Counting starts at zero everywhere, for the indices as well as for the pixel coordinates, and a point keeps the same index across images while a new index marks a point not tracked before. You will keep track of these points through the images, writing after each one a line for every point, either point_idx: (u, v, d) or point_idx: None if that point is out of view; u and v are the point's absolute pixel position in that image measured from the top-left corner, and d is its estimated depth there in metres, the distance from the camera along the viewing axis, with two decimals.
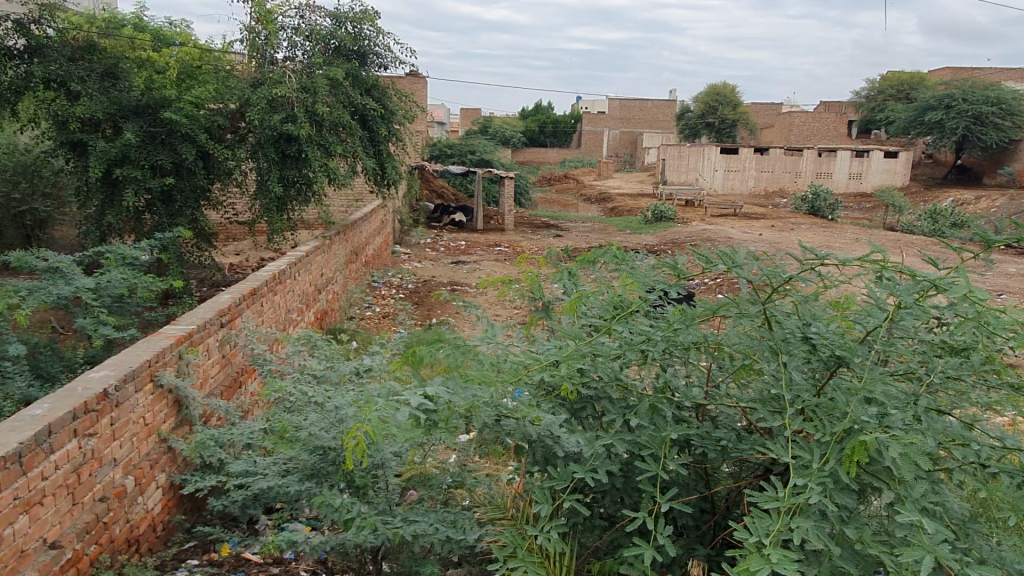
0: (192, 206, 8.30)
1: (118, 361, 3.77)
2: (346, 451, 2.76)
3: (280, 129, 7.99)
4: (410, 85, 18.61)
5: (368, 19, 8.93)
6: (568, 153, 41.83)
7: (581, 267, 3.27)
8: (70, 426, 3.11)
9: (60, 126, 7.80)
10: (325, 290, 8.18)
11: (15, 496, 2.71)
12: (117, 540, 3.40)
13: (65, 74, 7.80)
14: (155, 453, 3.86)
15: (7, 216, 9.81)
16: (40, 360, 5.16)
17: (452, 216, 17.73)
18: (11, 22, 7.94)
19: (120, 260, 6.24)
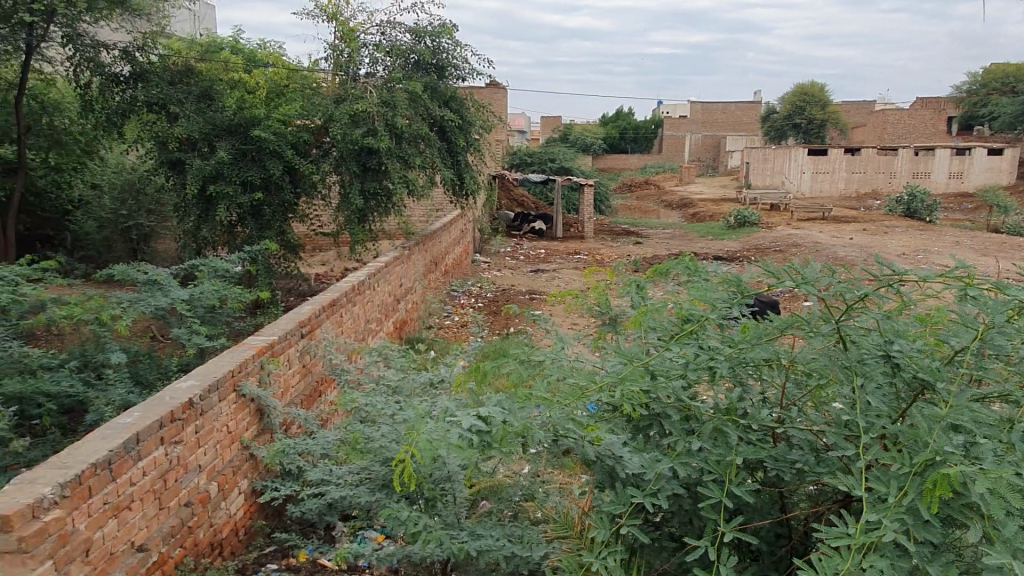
0: (280, 218, 8.62)
1: (203, 371, 3.94)
2: (398, 471, 2.76)
3: (361, 143, 8.18)
4: (490, 96, 18.81)
5: (446, 32, 9.04)
6: (649, 159, 41.29)
7: (654, 277, 3.15)
8: (157, 434, 3.25)
9: (160, 146, 8.34)
10: (405, 300, 8.35)
11: (105, 501, 2.87)
12: (201, 543, 3.55)
13: (165, 97, 8.28)
14: (237, 460, 4.01)
15: (115, 231, 10.53)
16: (139, 369, 5.45)
17: (532, 225, 17.78)
18: (118, 51, 8.60)
19: (214, 273, 6.52)
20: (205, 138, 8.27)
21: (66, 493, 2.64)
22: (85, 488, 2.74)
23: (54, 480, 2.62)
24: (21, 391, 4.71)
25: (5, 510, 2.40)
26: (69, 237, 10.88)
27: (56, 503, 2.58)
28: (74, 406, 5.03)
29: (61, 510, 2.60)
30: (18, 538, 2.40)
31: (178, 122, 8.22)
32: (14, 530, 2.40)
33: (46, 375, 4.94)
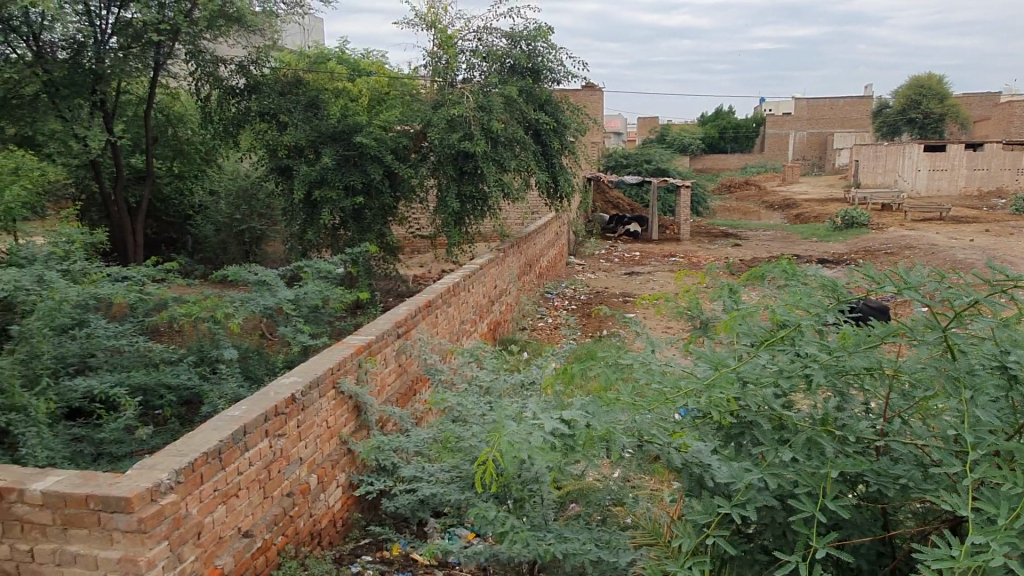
0: (380, 222, 8.90)
1: (304, 368, 4.14)
2: (481, 471, 2.84)
3: (458, 147, 8.34)
4: (586, 97, 18.74)
5: (541, 36, 9.08)
6: (750, 158, 40.00)
7: (749, 281, 3.06)
8: (262, 426, 3.44)
9: (271, 154, 8.78)
10: (499, 301, 8.44)
11: (215, 488, 3.06)
12: (302, 532, 3.72)
13: (275, 107, 8.70)
14: (335, 454, 4.19)
15: (230, 234, 11.23)
16: (250, 364, 5.78)
17: (627, 227, 17.60)
18: (235, 65, 9.20)
19: (318, 274, 6.82)
20: (311, 145, 8.64)
21: (180, 479, 2.83)
22: (197, 475, 2.93)
23: (169, 466, 2.81)
24: (145, 383, 5.08)
25: (126, 493, 2.60)
26: (190, 240, 11.67)
27: (171, 488, 2.77)
28: (191, 398, 5.38)
29: (176, 495, 2.79)
30: (138, 519, 2.60)
31: (287, 130, 8.65)
32: (134, 511, 2.60)
33: (166, 368, 5.31)
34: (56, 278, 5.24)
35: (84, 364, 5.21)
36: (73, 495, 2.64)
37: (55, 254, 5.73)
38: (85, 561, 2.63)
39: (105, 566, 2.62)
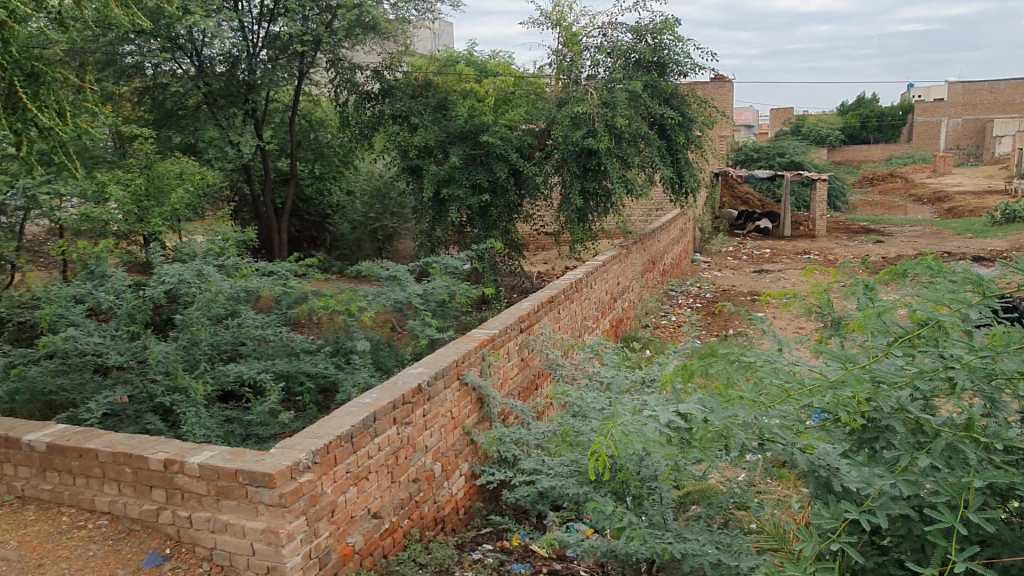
0: (505, 219, 9.05)
1: (431, 360, 4.31)
2: (595, 461, 2.89)
3: (582, 144, 8.32)
4: (715, 90, 18.15)
5: (668, 28, 8.88)
6: (896, 148, 37.25)
7: (888, 279, 2.90)
8: (391, 414, 3.62)
9: (403, 155, 9.13)
10: (621, 299, 8.38)
11: (347, 470, 3.26)
12: (426, 517, 3.89)
13: (407, 110, 9.14)
14: (459, 444, 4.34)
15: (365, 232, 11.81)
16: (381, 356, 6.09)
17: (757, 223, 16.92)
18: (370, 71, 9.67)
19: (445, 270, 7.06)
20: (440, 145, 8.93)
21: (317, 459, 3.03)
22: (331, 457, 3.13)
23: (307, 447, 3.03)
24: (287, 370, 5.47)
25: (270, 469, 2.82)
26: (329, 238, 12.37)
27: (309, 467, 2.98)
28: (328, 386, 5.73)
29: (313, 473, 3.00)
30: (279, 494, 2.82)
31: (418, 132, 8.99)
32: (276, 487, 2.82)
33: (306, 357, 5.68)
34: (212, 272, 5.73)
35: (236, 351, 5.69)
36: (225, 469, 2.90)
37: (212, 251, 6.27)
38: (234, 529, 2.89)
39: (251, 535, 2.86)
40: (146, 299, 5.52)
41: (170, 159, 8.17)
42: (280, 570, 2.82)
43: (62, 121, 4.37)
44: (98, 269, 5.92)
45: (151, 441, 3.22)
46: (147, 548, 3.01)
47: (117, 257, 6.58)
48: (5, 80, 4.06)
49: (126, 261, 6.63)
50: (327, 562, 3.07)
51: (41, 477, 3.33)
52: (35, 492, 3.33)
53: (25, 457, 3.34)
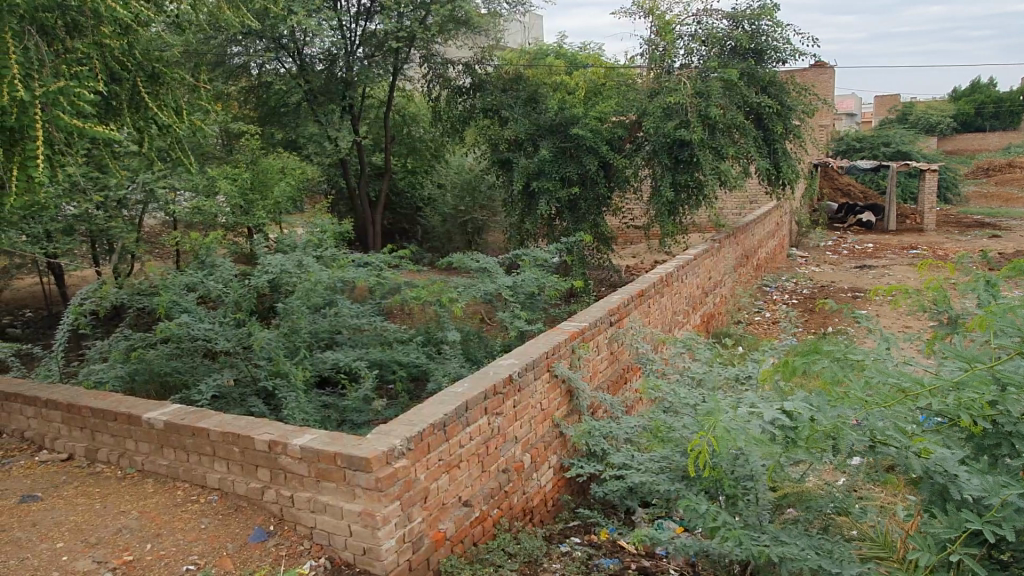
0: (595, 212, 8.96)
1: (522, 351, 4.35)
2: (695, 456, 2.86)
3: (673, 136, 8.11)
4: (814, 77, 17.38)
5: (766, 14, 8.57)
6: (1016, 136, 34.64)
7: (1012, 274, 2.71)
8: (482, 404, 3.67)
9: (493, 148, 9.20)
10: (713, 294, 8.18)
11: (439, 458, 3.32)
12: (515, 507, 3.93)
13: (497, 103, 9.18)
14: (549, 436, 4.37)
15: (455, 224, 12.00)
16: (471, 347, 6.18)
17: (858, 216, 16.14)
18: (462, 65, 9.79)
19: (534, 262, 7.08)
20: (530, 138, 8.92)
21: (411, 446, 3.10)
22: (425, 444, 3.20)
23: (402, 433, 3.10)
24: (381, 359, 5.62)
25: (367, 454, 2.91)
26: (420, 231, 12.64)
27: (404, 453, 3.06)
28: (419, 375, 5.86)
29: (407, 460, 3.07)
30: (375, 478, 2.90)
31: (508, 125, 9.02)
32: (372, 471, 2.90)
33: (398, 346, 5.82)
34: (312, 263, 5.95)
35: (332, 339, 5.88)
36: (325, 452, 3.00)
37: (311, 242, 6.51)
38: (333, 510, 3.00)
39: (349, 516, 2.96)
40: (251, 288, 5.80)
41: (273, 155, 8.53)
42: (375, 552, 2.90)
43: (180, 119, 4.60)
44: (208, 259, 6.26)
45: (257, 423, 3.38)
46: (253, 524, 3.16)
47: (225, 248, 6.94)
48: (130, 81, 4.29)
49: (232, 252, 6.98)
50: (419, 547, 3.14)
51: (158, 453, 3.55)
52: (153, 467, 3.55)
53: (144, 433, 3.57)
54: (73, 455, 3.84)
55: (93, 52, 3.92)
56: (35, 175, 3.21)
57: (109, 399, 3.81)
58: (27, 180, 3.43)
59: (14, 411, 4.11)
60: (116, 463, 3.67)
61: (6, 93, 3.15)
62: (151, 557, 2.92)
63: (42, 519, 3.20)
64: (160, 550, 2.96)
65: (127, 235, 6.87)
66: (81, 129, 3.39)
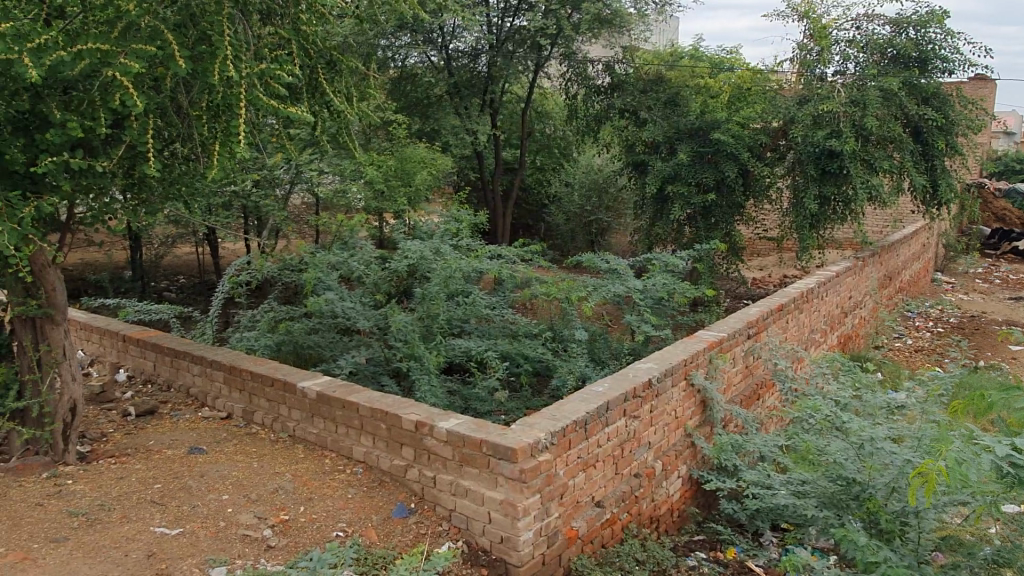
0: (728, 221, 8.68)
1: (660, 356, 4.27)
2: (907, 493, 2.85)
3: (823, 146, 7.71)
4: (975, 91, 16.14)
5: (935, 20, 8.03)
6: None
7: None
8: (621, 406, 3.62)
9: (629, 150, 9.17)
10: (852, 314, 7.75)
11: (578, 455, 3.31)
12: (644, 513, 3.86)
13: (637, 104, 9.08)
14: (680, 445, 4.26)
15: (579, 224, 11.97)
16: (596, 347, 6.14)
17: (1014, 243, 14.85)
18: (603, 65, 9.83)
19: (664, 267, 6.92)
20: (668, 141, 8.76)
21: (555, 441, 3.10)
22: (567, 441, 3.19)
23: (546, 427, 3.11)
24: (509, 351, 5.67)
25: (513, 444, 2.92)
26: (543, 227, 12.72)
27: (547, 447, 3.05)
28: (543, 371, 5.88)
29: (550, 454, 3.07)
30: (519, 469, 2.90)
31: (646, 126, 8.90)
32: (517, 462, 2.91)
33: (526, 341, 5.86)
34: (449, 251, 6.08)
35: (463, 327, 5.99)
36: (471, 438, 3.05)
37: (448, 231, 6.66)
38: (475, 496, 3.04)
39: (490, 503, 2.99)
40: (391, 271, 6.01)
41: (413, 144, 8.82)
42: (513, 541, 2.92)
43: (350, 105, 4.81)
44: (351, 240, 6.54)
45: (403, 402, 3.49)
46: (395, 499, 3.27)
47: (366, 231, 7.22)
48: (310, 67, 4.47)
49: (372, 235, 7.25)
50: (554, 542, 3.14)
51: (309, 421, 3.74)
52: (304, 433, 3.75)
53: (298, 401, 3.77)
54: (231, 415, 4.12)
55: (292, 38, 4.15)
56: (235, 150, 3.46)
57: (267, 365, 4.04)
58: (225, 152, 3.70)
59: (181, 368, 4.45)
60: (270, 427, 3.91)
61: (219, 74, 3.38)
62: (304, 519, 3.07)
63: (207, 471, 3.44)
64: (312, 514, 3.11)
65: (278, 213, 7.28)
66: (277, 109, 3.62)
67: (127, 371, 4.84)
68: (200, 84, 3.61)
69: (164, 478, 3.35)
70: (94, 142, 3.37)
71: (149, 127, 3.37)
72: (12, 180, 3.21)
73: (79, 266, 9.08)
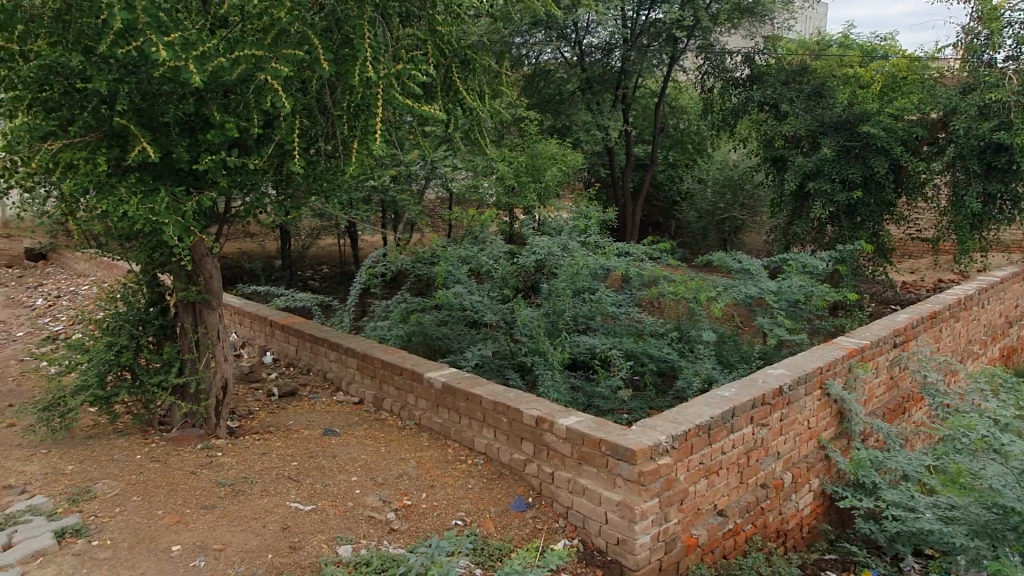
0: (875, 220, 8.11)
1: (793, 363, 4.06)
2: None
3: (989, 139, 7.02)
4: None
5: None
6: None
7: None
8: (749, 412, 3.47)
9: (768, 145, 8.87)
10: (1019, 324, 7.02)
11: (701, 461, 3.21)
12: (770, 526, 3.69)
13: (777, 96, 8.67)
14: (813, 457, 4.04)
15: (712, 221, 11.61)
16: (724, 349, 5.94)
17: None
18: (742, 56, 9.57)
19: (802, 268, 6.57)
20: (811, 135, 8.32)
21: (676, 445, 3.02)
22: (689, 445, 3.10)
23: (667, 430, 3.03)
24: (634, 350, 5.59)
25: (632, 445, 2.87)
26: (674, 225, 12.44)
27: (668, 451, 2.98)
28: (668, 371, 5.78)
29: (671, 458, 3.00)
30: (638, 471, 2.85)
31: (787, 120, 8.48)
32: (637, 464, 2.86)
33: (652, 340, 5.76)
34: (576, 247, 6.06)
35: (588, 324, 5.97)
36: (591, 436, 3.03)
37: (577, 227, 6.66)
38: (592, 494, 3.03)
39: (607, 504, 2.97)
40: (519, 266, 6.08)
41: (544, 140, 8.87)
42: (630, 544, 2.88)
43: (483, 102, 4.90)
44: (481, 235, 6.69)
45: (525, 397, 3.53)
46: (514, 492, 3.32)
47: (496, 226, 7.35)
48: (445, 67, 4.59)
49: (502, 230, 7.38)
50: (672, 549, 3.07)
51: (435, 411, 3.86)
52: (429, 422, 3.89)
53: (425, 391, 3.90)
54: (363, 400, 4.34)
55: (428, 39, 4.29)
56: (372, 148, 3.63)
57: (397, 354, 4.22)
58: (362, 152, 3.88)
59: (320, 353, 4.73)
60: (398, 414, 4.08)
61: (359, 75, 3.57)
62: (425, 506, 3.17)
63: (339, 452, 3.64)
64: (434, 501, 3.21)
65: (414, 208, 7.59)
66: (412, 109, 3.76)
67: (273, 354, 5.22)
68: (342, 86, 3.81)
69: (301, 457, 3.58)
70: (248, 142, 3.65)
71: (296, 127, 3.60)
72: (177, 177, 3.53)
73: (237, 254, 9.88)
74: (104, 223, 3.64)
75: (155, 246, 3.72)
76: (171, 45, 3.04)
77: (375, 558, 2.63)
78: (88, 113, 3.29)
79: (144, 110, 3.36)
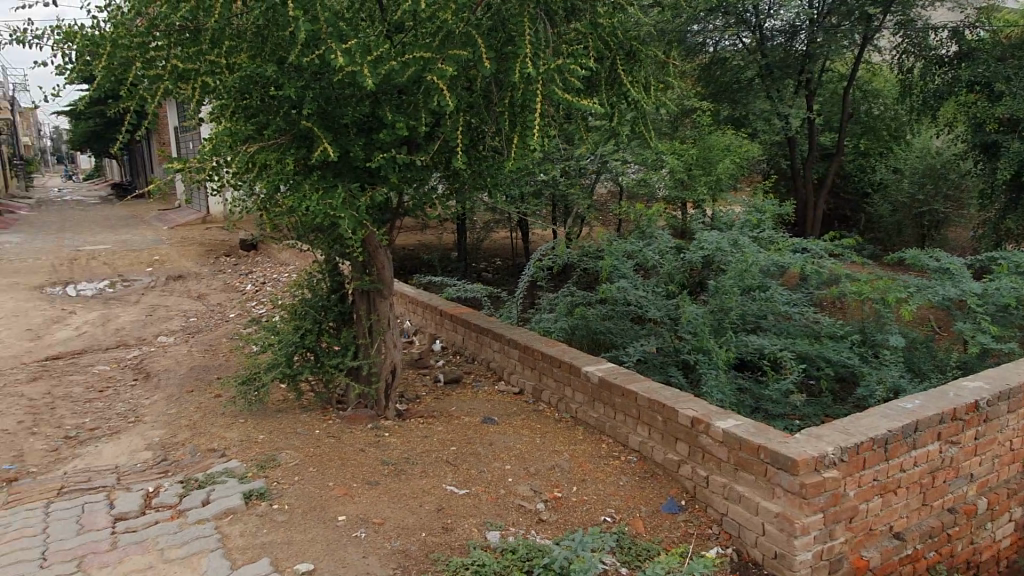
0: None
1: (995, 375, 3.59)
2: None
3: None
4: None
5: None
6: None
7: None
8: (936, 428, 3.13)
9: (976, 129, 8.12)
10: None
11: (875, 477, 2.94)
12: (958, 556, 3.34)
13: (991, 74, 7.70)
14: (1015, 483, 3.60)
15: (909, 215, 10.59)
16: (914, 356, 5.39)
17: None
18: (948, 32, 8.68)
19: (1014, 269, 5.81)
20: None
21: (845, 458, 2.80)
22: (861, 459, 2.86)
23: (835, 441, 2.81)
24: (809, 352, 5.23)
25: (794, 455, 2.69)
26: (864, 219, 11.48)
27: (835, 463, 2.77)
28: (848, 377, 5.38)
29: (838, 472, 2.77)
30: (800, 483, 2.67)
31: (1002, 100, 7.52)
32: (799, 474, 2.68)
33: (829, 343, 5.35)
34: (748, 243, 5.77)
35: (758, 324, 5.68)
36: (749, 441, 2.88)
37: (750, 221, 6.35)
38: (749, 503, 2.88)
39: (765, 515, 2.81)
40: (685, 262, 5.89)
41: (720, 131, 8.66)
42: (789, 560, 2.71)
43: (648, 94, 4.76)
44: (648, 229, 6.57)
45: (682, 397, 3.43)
46: (667, 494, 3.25)
47: (665, 220, 7.19)
48: (610, 60, 4.55)
49: (671, 225, 7.21)
50: (838, 569, 2.85)
51: (591, 405, 3.87)
52: (585, 417, 3.90)
53: (581, 385, 3.91)
54: (523, 391, 4.44)
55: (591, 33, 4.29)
56: (532, 143, 3.68)
57: (556, 348, 4.27)
58: (523, 147, 3.96)
59: (484, 343, 4.90)
60: (555, 406, 4.14)
61: (520, 72, 3.63)
62: (576, 499, 3.19)
63: (496, 440, 3.75)
64: (584, 495, 3.21)
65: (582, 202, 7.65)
66: (572, 103, 3.76)
67: (441, 342, 5.48)
68: (505, 84, 3.91)
69: (460, 442, 3.73)
70: (418, 140, 3.85)
71: (461, 124, 3.75)
72: (354, 174, 3.79)
73: (417, 246, 10.47)
74: (293, 218, 4.00)
75: (336, 239, 4.03)
76: (349, 51, 3.27)
77: (521, 547, 2.69)
78: (281, 117, 3.63)
79: (327, 113, 3.65)
